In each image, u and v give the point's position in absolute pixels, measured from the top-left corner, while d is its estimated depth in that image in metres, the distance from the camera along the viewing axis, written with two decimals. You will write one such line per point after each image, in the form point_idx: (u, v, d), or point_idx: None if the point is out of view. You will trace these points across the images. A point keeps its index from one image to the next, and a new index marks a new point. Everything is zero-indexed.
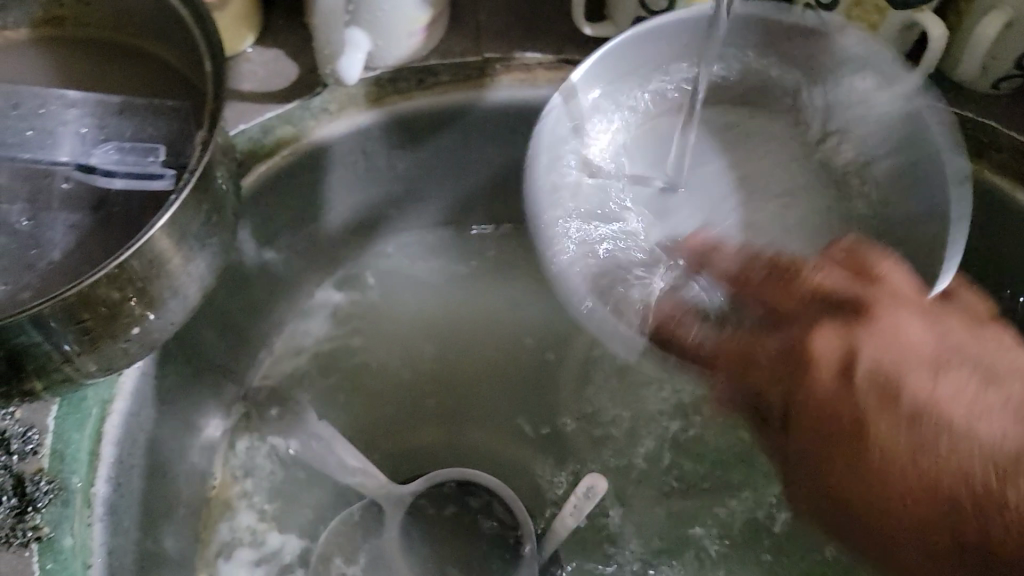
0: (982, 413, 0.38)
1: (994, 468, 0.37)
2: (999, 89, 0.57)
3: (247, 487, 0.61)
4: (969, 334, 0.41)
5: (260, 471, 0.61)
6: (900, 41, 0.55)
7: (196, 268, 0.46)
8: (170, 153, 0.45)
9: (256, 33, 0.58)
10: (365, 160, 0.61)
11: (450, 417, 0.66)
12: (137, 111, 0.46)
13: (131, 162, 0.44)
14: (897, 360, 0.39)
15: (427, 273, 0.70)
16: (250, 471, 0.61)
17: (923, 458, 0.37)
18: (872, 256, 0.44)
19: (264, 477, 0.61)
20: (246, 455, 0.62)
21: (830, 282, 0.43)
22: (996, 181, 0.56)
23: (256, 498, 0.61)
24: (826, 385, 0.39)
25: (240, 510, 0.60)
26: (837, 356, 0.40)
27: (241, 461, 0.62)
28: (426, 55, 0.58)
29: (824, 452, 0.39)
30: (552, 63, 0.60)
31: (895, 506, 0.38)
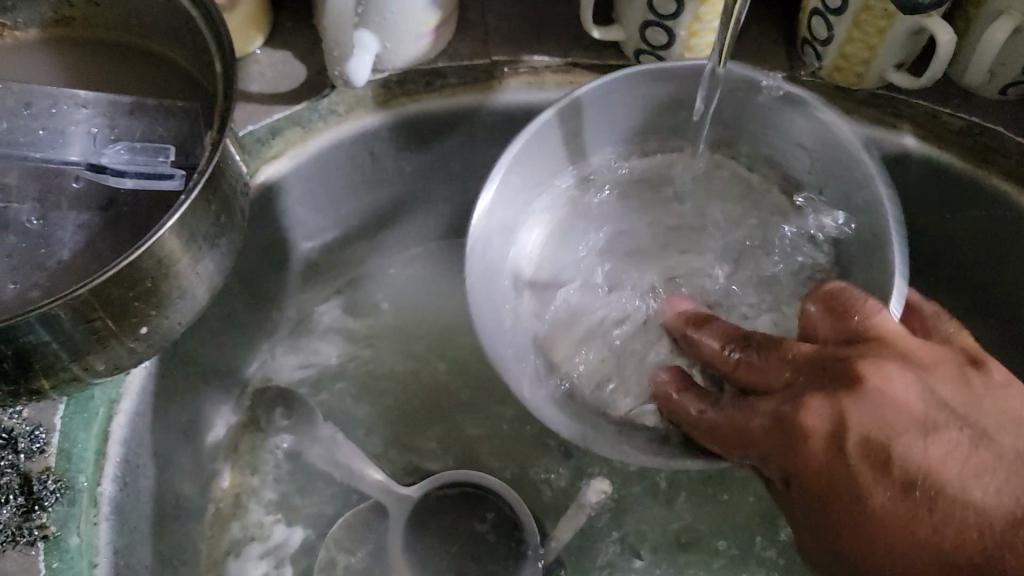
0: (974, 478, 0.37)
1: (999, 533, 0.36)
2: (1005, 95, 0.58)
3: (256, 484, 0.61)
4: (964, 394, 0.40)
5: (267, 467, 0.62)
6: (910, 47, 0.55)
7: (206, 268, 0.46)
8: (180, 154, 0.46)
9: (265, 35, 0.58)
10: (372, 162, 0.61)
11: (456, 417, 0.65)
12: (147, 112, 0.47)
13: (142, 163, 0.44)
14: (883, 421, 0.39)
15: (436, 277, 0.71)
16: (258, 469, 0.62)
17: (921, 521, 0.37)
18: (864, 304, 0.45)
19: (272, 472, 0.62)
20: (253, 450, 0.62)
21: (816, 348, 0.44)
22: (1000, 186, 0.57)
23: (266, 494, 0.61)
24: (817, 454, 0.39)
25: (254, 504, 0.60)
26: (827, 424, 0.40)
27: (247, 457, 0.62)
28: (433, 57, 0.58)
29: (831, 521, 0.39)
30: (560, 67, 0.60)
31: (902, 573, 0.37)
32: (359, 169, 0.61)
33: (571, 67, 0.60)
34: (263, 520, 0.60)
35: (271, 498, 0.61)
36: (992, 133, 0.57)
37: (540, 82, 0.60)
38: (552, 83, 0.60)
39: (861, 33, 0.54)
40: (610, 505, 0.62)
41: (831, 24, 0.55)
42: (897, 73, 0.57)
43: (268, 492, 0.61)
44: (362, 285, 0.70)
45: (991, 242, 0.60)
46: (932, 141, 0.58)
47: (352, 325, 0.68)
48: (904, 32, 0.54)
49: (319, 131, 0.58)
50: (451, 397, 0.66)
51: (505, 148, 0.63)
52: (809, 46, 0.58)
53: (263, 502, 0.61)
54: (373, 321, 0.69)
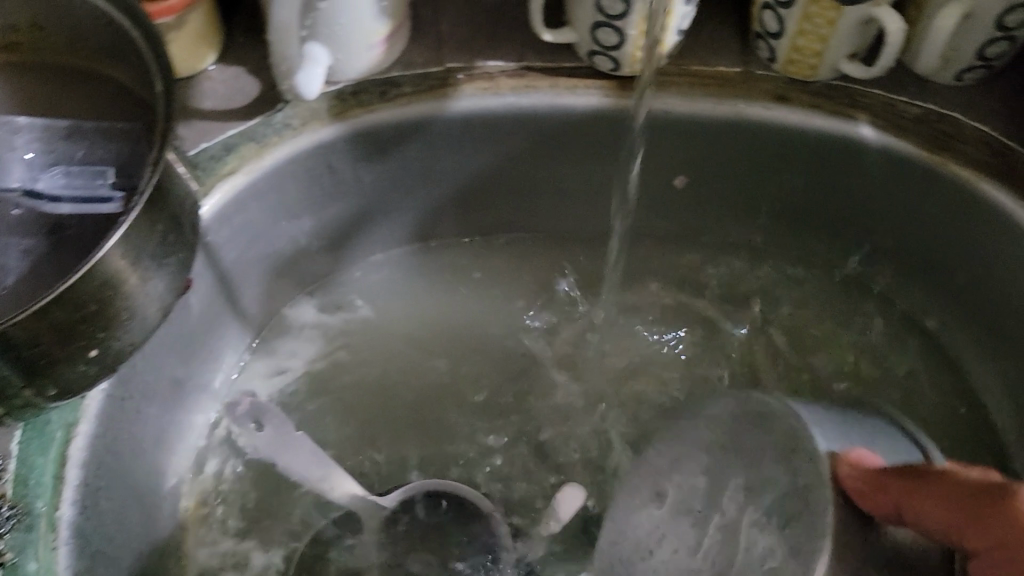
0: None
1: None
2: (962, 80, 0.57)
3: (220, 514, 0.61)
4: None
5: (233, 497, 0.62)
6: (862, 35, 0.55)
7: (155, 288, 0.45)
8: (120, 176, 0.46)
9: (216, 52, 0.58)
10: (331, 175, 0.61)
11: (431, 426, 0.65)
12: (84, 135, 0.48)
13: (78, 186, 0.45)
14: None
15: (411, 282, 0.70)
16: (222, 498, 0.62)
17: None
18: None
19: (237, 501, 0.62)
20: (217, 476, 0.62)
21: None
22: (959, 173, 0.57)
23: (232, 524, 0.61)
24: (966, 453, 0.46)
25: (217, 537, 0.61)
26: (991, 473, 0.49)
27: (212, 483, 0.62)
28: (388, 65, 0.58)
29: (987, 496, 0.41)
30: (514, 71, 0.59)
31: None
32: (318, 181, 0.61)
33: (525, 71, 0.59)
34: (234, 552, 0.60)
35: (237, 527, 0.61)
36: (949, 119, 0.57)
37: (495, 87, 0.59)
38: (507, 88, 0.59)
39: (811, 25, 0.54)
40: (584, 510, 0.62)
41: (782, 17, 0.55)
42: (850, 63, 0.56)
43: (233, 520, 0.61)
44: (337, 290, 0.69)
45: (955, 226, 0.59)
46: (889, 130, 0.58)
47: (331, 334, 0.68)
48: (854, 22, 0.53)
49: (273, 146, 0.57)
50: (425, 407, 0.66)
51: (463, 157, 0.63)
52: (762, 40, 0.58)
53: (224, 533, 0.61)
54: (349, 329, 0.69)
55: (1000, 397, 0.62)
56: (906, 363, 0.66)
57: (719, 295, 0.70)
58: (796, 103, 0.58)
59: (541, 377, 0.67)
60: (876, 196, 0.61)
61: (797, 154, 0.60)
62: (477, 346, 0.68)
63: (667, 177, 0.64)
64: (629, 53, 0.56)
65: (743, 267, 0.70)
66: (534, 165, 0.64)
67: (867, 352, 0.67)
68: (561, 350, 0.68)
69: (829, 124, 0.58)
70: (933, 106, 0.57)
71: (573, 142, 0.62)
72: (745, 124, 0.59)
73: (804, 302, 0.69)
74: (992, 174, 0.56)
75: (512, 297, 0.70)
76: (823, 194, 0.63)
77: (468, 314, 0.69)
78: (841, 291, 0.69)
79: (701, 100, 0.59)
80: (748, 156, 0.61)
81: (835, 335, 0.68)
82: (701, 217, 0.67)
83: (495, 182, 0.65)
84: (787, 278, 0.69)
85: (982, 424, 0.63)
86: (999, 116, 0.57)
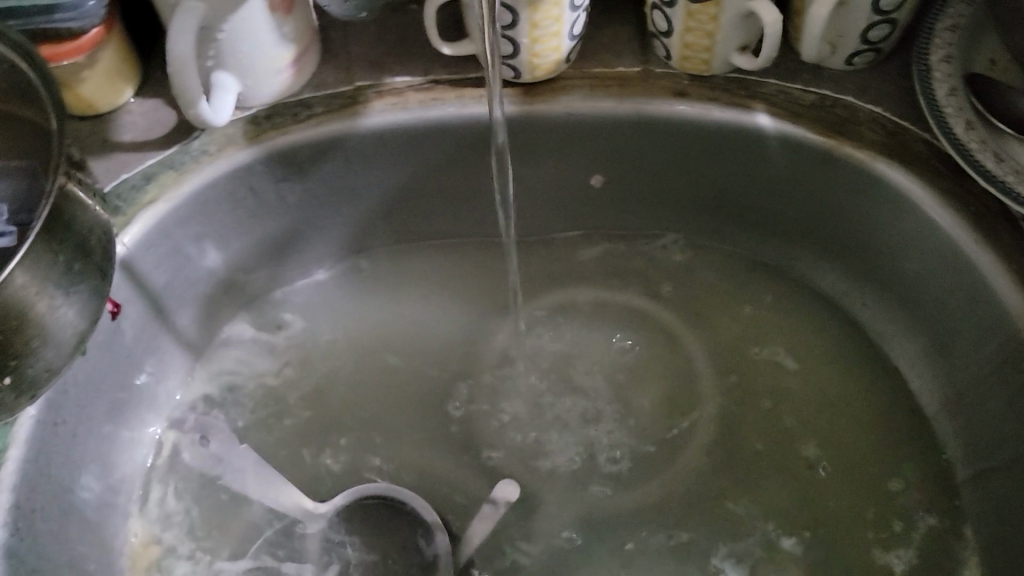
0: None
1: None
2: (854, 65, 0.59)
3: (167, 543, 0.61)
4: None
5: (177, 521, 0.62)
6: (746, 29, 0.56)
7: (65, 314, 0.48)
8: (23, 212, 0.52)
9: (135, 87, 0.61)
10: (253, 197, 0.63)
11: (371, 426, 0.67)
12: None
13: None
14: None
15: (352, 297, 0.72)
16: (167, 525, 0.62)
17: None
18: None
19: (181, 523, 0.62)
20: (157, 505, 0.63)
21: None
22: (856, 155, 0.57)
23: (183, 549, 0.61)
24: None
25: (171, 565, 0.60)
26: None
27: (156, 513, 0.62)
28: (298, 88, 0.61)
29: None
30: (421, 85, 0.62)
31: None
32: (239, 205, 0.63)
33: (432, 84, 0.62)
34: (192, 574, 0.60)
35: (189, 551, 0.61)
36: (842, 104, 0.58)
37: (404, 102, 0.61)
38: (415, 101, 0.61)
39: (696, 22, 0.56)
40: (519, 504, 0.63)
41: (669, 16, 0.57)
42: (740, 57, 0.58)
43: (184, 545, 0.61)
44: (267, 310, 0.71)
45: (856, 206, 0.60)
46: (787, 118, 0.59)
47: (279, 349, 0.70)
48: (735, 17, 0.55)
49: (190, 173, 0.59)
50: (365, 419, 0.67)
51: (383, 171, 0.65)
52: (657, 40, 0.60)
53: (178, 558, 0.61)
54: (283, 347, 0.70)
55: (922, 372, 0.62)
56: (835, 346, 0.67)
57: (651, 290, 0.71)
58: (695, 97, 0.60)
59: (477, 379, 0.68)
60: (787, 181, 0.62)
61: (702, 144, 0.62)
62: (413, 353, 0.70)
63: (584, 178, 0.66)
64: (526, 60, 0.58)
65: (670, 261, 0.71)
66: (453, 174, 0.66)
67: (800, 337, 0.68)
68: (495, 353, 0.70)
69: (727, 116, 0.60)
70: (826, 92, 0.59)
71: (484, 147, 0.64)
72: (649, 120, 0.61)
73: (728, 294, 0.70)
74: (890, 154, 0.57)
75: (444, 303, 0.72)
76: (734, 181, 0.64)
77: (405, 321, 0.71)
78: (771, 278, 0.70)
79: (604, 100, 0.60)
80: (659, 150, 0.63)
81: (767, 322, 0.69)
82: (626, 215, 0.69)
83: (418, 193, 0.67)
84: (715, 264, 0.71)
85: (912, 404, 0.63)
86: (894, 98, 0.58)
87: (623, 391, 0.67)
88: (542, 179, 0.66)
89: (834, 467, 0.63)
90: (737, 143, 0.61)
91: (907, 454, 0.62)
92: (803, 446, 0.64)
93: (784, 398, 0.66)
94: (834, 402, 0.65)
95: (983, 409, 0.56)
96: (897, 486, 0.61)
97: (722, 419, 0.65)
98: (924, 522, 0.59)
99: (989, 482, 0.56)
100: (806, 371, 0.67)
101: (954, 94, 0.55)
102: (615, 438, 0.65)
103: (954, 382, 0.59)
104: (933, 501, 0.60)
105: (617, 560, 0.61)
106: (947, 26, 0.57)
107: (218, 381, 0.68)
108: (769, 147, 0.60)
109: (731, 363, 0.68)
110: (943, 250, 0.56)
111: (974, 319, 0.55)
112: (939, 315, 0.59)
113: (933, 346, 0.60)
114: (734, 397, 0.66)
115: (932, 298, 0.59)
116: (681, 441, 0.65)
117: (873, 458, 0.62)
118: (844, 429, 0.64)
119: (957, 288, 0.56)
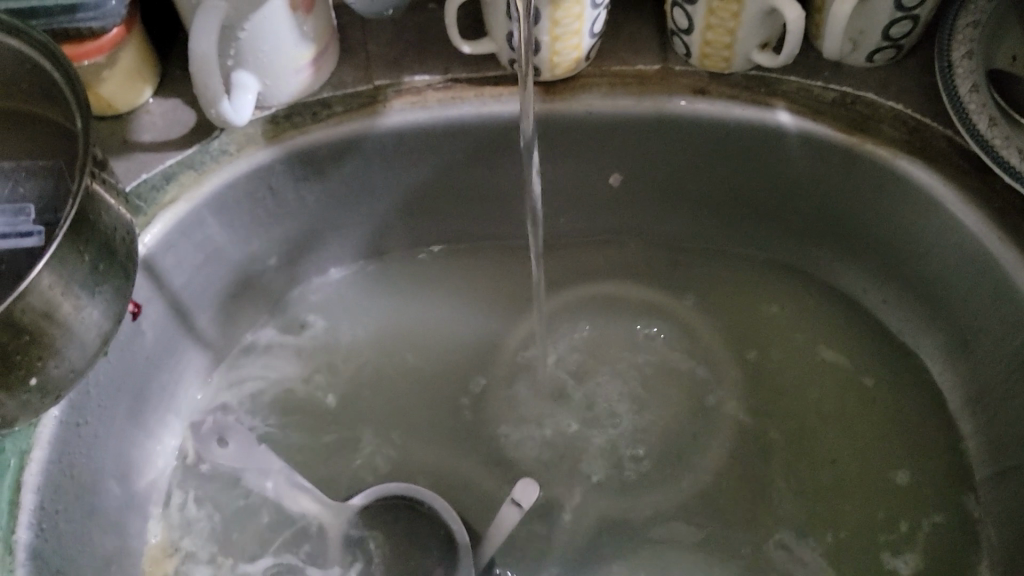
0: None
1: None
2: (874, 61, 0.59)
3: (186, 547, 0.61)
4: None
5: (197, 527, 0.62)
6: (767, 26, 0.56)
7: (90, 315, 0.48)
8: (47, 211, 0.52)
9: (155, 87, 0.61)
10: (272, 197, 0.63)
11: (391, 427, 0.67)
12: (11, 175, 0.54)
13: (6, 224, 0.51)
14: None
15: (369, 297, 0.72)
16: (187, 530, 0.62)
17: None
18: None
19: (202, 529, 0.62)
20: (179, 511, 0.63)
21: None
22: (877, 153, 0.58)
23: (202, 554, 0.61)
24: None
25: (191, 568, 0.60)
26: None
27: (177, 518, 0.62)
28: (318, 87, 0.61)
29: None
30: (441, 84, 0.61)
31: None
32: (258, 205, 0.63)
33: (452, 83, 0.61)
34: None
35: (209, 555, 0.61)
36: (863, 101, 0.58)
37: (424, 100, 0.61)
38: (435, 100, 0.61)
39: (717, 19, 0.56)
40: (539, 504, 0.63)
41: (689, 13, 0.56)
42: (761, 54, 0.58)
43: (204, 550, 0.61)
44: (289, 311, 0.71)
45: (876, 204, 0.60)
46: (807, 115, 0.59)
47: (302, 352, 0.70)
48: (757, 14, 0.55)
49: (211, 172, 0.59)
50: (384, 420, 0.67)
51: (402, 171, 0.65)
52: (676, 37, 0.59)
53: (198, 563, 0.61)
54: (308, 346, 0.70)
55: (944, 370, 0.62)
56: (854, 343, 0.67)
57: (669, 289, 0.71)
58: (715, 95, 0.60)
59: (496, 379, 0.68)
60: (806, 179, 0.62)
61: (722, 142, 0.61)
62: (432, 353, 0.70)
63: (603, 177, 0.66)
64: (547, 59, 0.58)
65: (689, 260, 0.71)
66: (472, 174, 0.66)
67: (820, 335, 0.68)
68: (514, 353, 0.69)
69: (748, 114, 0.60)
70: (847, 88, 0.59)
71: (503, 148, 0.63)
72: (669, 118, 0.61)
73: (746, 292, 0.70)
74: (910, 151, 0.57)
75: (462, 302, 0.72)
76: (753, 179, 0.64)
77: (423, 322, 0.71)
78: (789, 276, 0.70)
79: (624, 97, 0.60)
80: (679, 149, 0.63)
81: (786, 321, 0.69)
82: (644, 214, 0.69)
83: (437, 194, 0.67)
84: (733, 262, 0.71)
85: (934, 403, 0.63)
86: (913, 92, 0.58)
87: (643, 390, 0.67)
88: (560, 178, 0.66)
89: (855, 465, 0.63)
90: (757, 142, 0.61)
91: (928, 453, 0.62)
92: (824, 445, 0.64)
93: (804, 397, 0.66)
94: (856, 403, 0.65)
95: (1007, 408, 0.56)
96: (918, 486, 0.61)
97: (742, 419, 0.65)
98: (944, 521, 0.59)
99: (1014, 480, 0.55)
100: (826, 370, 0.67)
101: (977, 91, 0.55)
102: (635, 437, 0.65)
103: (976, 380, 0.59)
104: (952, 501, 0.60)
105: (639, 560, 0.61)
106: (969, 21, 0.57)
107: (239, 389, 0.68)
108: (791, 147, 0.60)
109: (750, 362, 0.68)
110: (965, 249, 0.56)
111: (997, 317, 0.55)
112: (959, 313, 0.59)
113: (955, 343, 0.60)
114: (754, 396, 0.66)
115: (954, 295, 0.59)
116: (701, 440, 0.65)
117: (894, 457, 0.62)
118: (866, 427, 0.64)
119: (977, 287, 0.56)
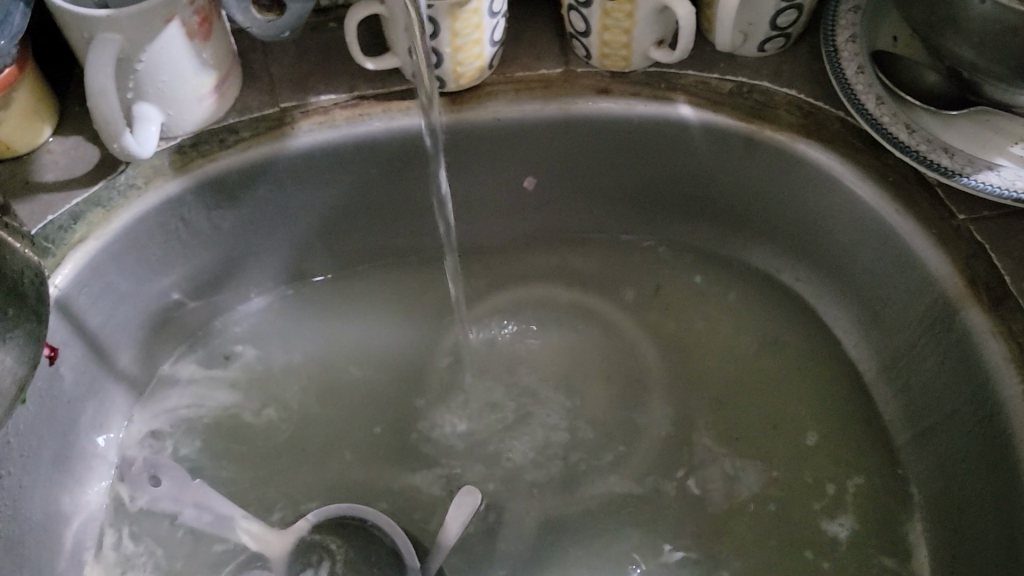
0: None
1: None
2: (765, 51, 0.61)
3: None
4: None
5: (138, 562, 0.61)
6: (661, 23, 0.58)
7: (3, 362, 0.46)
8: None
9: (54, 124, 0.60)
10: (185, 227, 0.62)
11: (327, 449, 0.66)
12: None
13: None
14: None
15: (292, 320, 0.71)
16: (128, 567, 0.61)
17: None
18: None
19: (144, 564, 0.61)
20: (113, 549, 0.61)
21: None
22: (777, 139, 0.60)
23: None
24: None
25: None
26: None
27: (114, 557, 0.61)
28: (223, 114, 0.60)
29: None
30: (347, 102, 0.62)
31: None
32: (171, 239, 0.62)
33: (358, 100, 0.62)
34: None
35: None
36: (758, 90, 0.61)
37: (331, 120, 0.61)
38: (343, 118, 0.61)
39: (613, 20, 0.57)
40: (481, 510, 0.64)
41: (586, 15, 0.58)
42: (658, 51, 0.60)
43: None
44: (213, 344, 0.70)
45: (779, 187, 0.62)
46: (707, 107, 0.61)
47: (229, 383, 0.69)
48: (651, 13, 0.57)
49: (119, 208, 0.58)
50: (319, 443, 0.66)
51: (315, 189, 0.64)
52: (576, 40, 0.61)
53: None
54: (237, 377, 0.69)
55: (858, 341, 0.65)
56: (772, 322, 0.69)
57: (590, 286, 0.72)
58: (618, 94, 0.61)
59: (429, 390, 0.69)
60: (713, 169, 0.64)
61: (628, 139, 0.63)
62: (362, 370, 0.70)
63: (517, 182, 0.67)
64: (450, 69, 0.58)
65: (608, 257, 0.73)
66: (387, 189, 0.66)
67: (740, 317, 0.70)
68: (444, 363, 0.70)
69: (650, 110, 0.61)
70: (743, 79, 0.61)
71: (414, 162, 0.64)
72: (575, 119, 0.62)
73: (665, 283, 0.72)
74: (806, 134, 0.59)
75: (388, 316, 0.72)
76: (663, 171, 0.65)
77: (351, 338, 0.71)
78: (704, 263, 0.71)
79: (529, 103, 0.61)
80: (587, 147, 0.64)
81: (705, 308, 0.71)
82: (560, 214, 0.71)
83: (353, 211, 0.67)
84: (651, 253, 0.72)
85: (851, 373, 0.65)
86: (805, 79, 0.61)
87: (574, 387, 0.68)
88: (471, 188, 0.66)
89: (782, 439, 0.65)
90: (662, 137, 0.62)
91: (851, 422, 0.64)
92: (752, 423, 0.66)
93: (730, 380, 0.68)
94: (779, 380, 0.67)
95: (917, 371, 0.58)
96: (844, 455, 0.63)
97: (672, 406, 0.67)
98: (869, 485, 0.61)
99: (931, 440, 0.58)
100: (748, 351, 0.69)
101: (863, 72, 0.58)
102: (569, 434, 0.66)
103: (888, 347, 0.61)
104: (876, 464, 0.62)
105: (583, 554, 0.62)
106: (851, 7, 0.60)
107: (173, 416, 0.67)
108: (696, 141, 0.62)
109: (675, 351, 0.69)
110: (869, 224, 0.58)
111: (900, 285, 0.58)
112: (867, 286, 0.61)
113: (866, 315, 0.63)
114: (681, 382, 0.68)
115: (858, 268, 0.61)
116: (635, 431, 0.66)
117: (818, 427, 0.65)
118: (791, 403, 0.66)
119: (883, 258, 0.58)
